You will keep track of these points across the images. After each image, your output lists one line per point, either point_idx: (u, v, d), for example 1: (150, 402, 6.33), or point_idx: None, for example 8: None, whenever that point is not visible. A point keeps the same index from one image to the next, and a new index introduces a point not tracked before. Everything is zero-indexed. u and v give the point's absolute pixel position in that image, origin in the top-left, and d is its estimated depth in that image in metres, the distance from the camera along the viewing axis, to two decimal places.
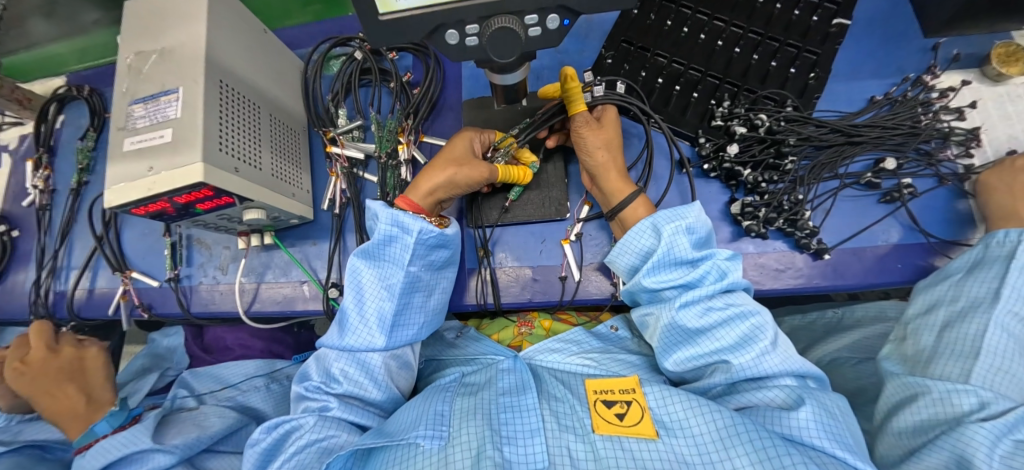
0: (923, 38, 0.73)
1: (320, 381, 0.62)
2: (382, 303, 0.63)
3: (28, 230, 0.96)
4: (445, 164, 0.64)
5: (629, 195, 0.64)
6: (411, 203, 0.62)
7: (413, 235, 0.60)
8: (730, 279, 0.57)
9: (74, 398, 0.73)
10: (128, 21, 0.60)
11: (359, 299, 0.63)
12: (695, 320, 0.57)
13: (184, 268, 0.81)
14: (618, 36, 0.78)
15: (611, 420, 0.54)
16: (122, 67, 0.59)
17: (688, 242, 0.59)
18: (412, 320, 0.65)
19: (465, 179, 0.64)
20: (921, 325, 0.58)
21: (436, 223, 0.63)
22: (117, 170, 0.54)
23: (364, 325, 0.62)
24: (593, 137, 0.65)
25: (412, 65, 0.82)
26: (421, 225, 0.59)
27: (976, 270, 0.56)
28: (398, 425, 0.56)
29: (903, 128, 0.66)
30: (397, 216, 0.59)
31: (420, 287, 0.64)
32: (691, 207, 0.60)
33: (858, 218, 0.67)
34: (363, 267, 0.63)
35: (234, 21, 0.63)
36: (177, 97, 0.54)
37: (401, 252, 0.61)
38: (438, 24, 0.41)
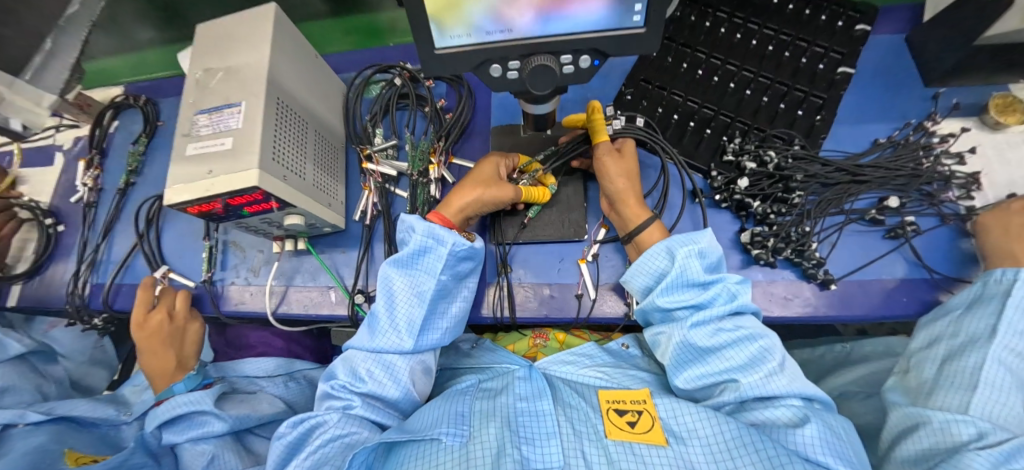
0: (924, 88, 0.78)
1: (345, 381, 0.64)
2: (412, 309, 0.66)
3: (72, 225, 1.02)
4: (473, 183, 0.68)
5: (644, 221, 0.68)
6: (444, 217, 0.68)
7: (446, 247, 0.65)
8: (740, 301, 0.60)
9: (168, 362, 0.77)
10: (199, 42, 0.67)
11: (391, 304, 0.66)
12: (706, 339, 0.59)
13: (218, 271, 0.85)
14: (639, 75, 0.84)
15: (623, 427, 0.57)
16: (190, 81, 0.65)
17: (700, 265, 0.62)
18: (437, 325, 0.69)
19: (492, 198, 0.68)
20: (923, 358, 0.60)
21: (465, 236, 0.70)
22: (178, 172, 0.60)
23: (394, 329, 0.66)
24: (616, 166, 0.69)
25: (446, 92, 0.89)
26: (454, 238, 0.65)
27: (976, 305, 0.58)
28: (419, 423, 0.59)
29: (905, 169, 0.69)
30: (432, 229, 0.65)
31: (444, 294, 0.69)
32: (704, 233, 0.64)
33: (864, 253, 0.70)
34: (394, 275, 0.67)
35: (293, 46, 0.70)
36: (239, 110, 0.60)
37: (436, 261, 0.66)
38: (485, 59, 0.47)
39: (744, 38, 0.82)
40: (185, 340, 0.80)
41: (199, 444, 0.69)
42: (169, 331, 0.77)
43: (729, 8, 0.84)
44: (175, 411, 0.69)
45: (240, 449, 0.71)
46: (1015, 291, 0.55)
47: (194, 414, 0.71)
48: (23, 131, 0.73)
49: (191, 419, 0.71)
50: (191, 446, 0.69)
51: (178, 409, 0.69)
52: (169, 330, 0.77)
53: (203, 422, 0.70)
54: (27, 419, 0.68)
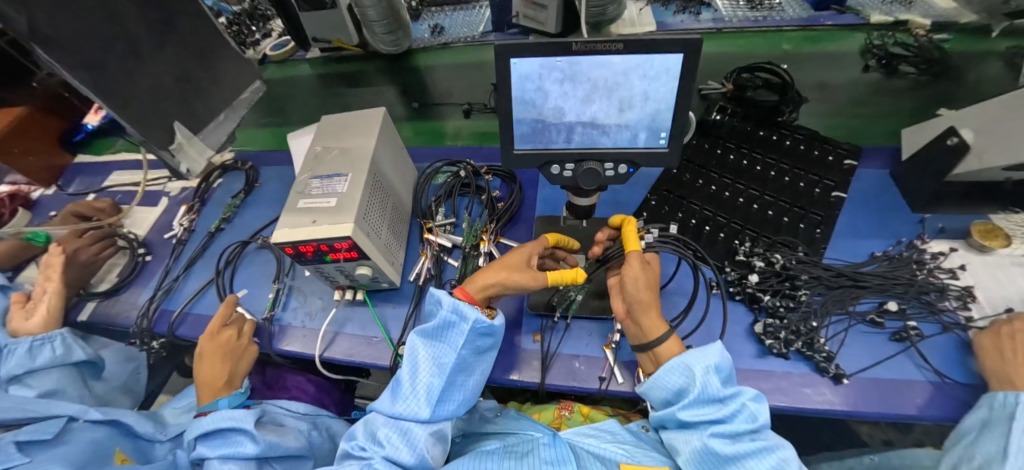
0: (912, 212, 0.90)
1: (366, 443, 0.70)
2: (431, 379, 0.72)
3: (157, 256, 1.18)
4: (499, 269, 0.76)
5: (661, 334, 0.71)
6: (468, 295, 0.75)
7: (468, 322, 0.70)
8: (761, 422, 0.62)
9: (219, 378, 0.85)
10: (322, 128, 0.89)
11: (414, 372, 0.72)
12: (726, 448, 0.62)
13: (278, 312, 0.95)
14: (661, 186, 1.01)
15: None
16: (310, 155, 0.84)
17: (718, 381, 0.65)
18: (453, 396, 0.73)
19: (515, 284, 0.75)
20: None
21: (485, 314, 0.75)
22: (287, 219, 0.75)
23: (414, 396, 0.71)
24: (636, 279, 0.73)
25: (500, 185, 1.07)
26: (475, 314, 0.70)
27: (986, 429, 0.60)
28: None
29: (901, 279, 0.78)
30: (456, 304, 0.71)
31: (464, 368, 0.73)
32: (716, 347, 0.68)
33: (872, 352, 0.74)
34: (420, 346, 0.74)
35: (390, 138, 0.91)
36: (346, 179, 0.77)
37: (458, 336, 0.72)
38: (548, 161, 0.65)
39: (750, 163, 0.99)
40: (241, 357, 0.88)
41: (225, 464, 0.70)
42: (231, 345, 0.87)
43: (736, 141, 1.03)
44: (215, 425, 0.73)
45: None
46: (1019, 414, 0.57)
47: (230, 431, 0.75)
48: (186, 173, 1.08)
49: (226, 437, 0.75)
50: (219, 464, 0.71)
51: (220, 424, 0.73)
52: (232, 345, 0.87)
53: (234, 442, 0.73)
54: (89, 416, 0.80)
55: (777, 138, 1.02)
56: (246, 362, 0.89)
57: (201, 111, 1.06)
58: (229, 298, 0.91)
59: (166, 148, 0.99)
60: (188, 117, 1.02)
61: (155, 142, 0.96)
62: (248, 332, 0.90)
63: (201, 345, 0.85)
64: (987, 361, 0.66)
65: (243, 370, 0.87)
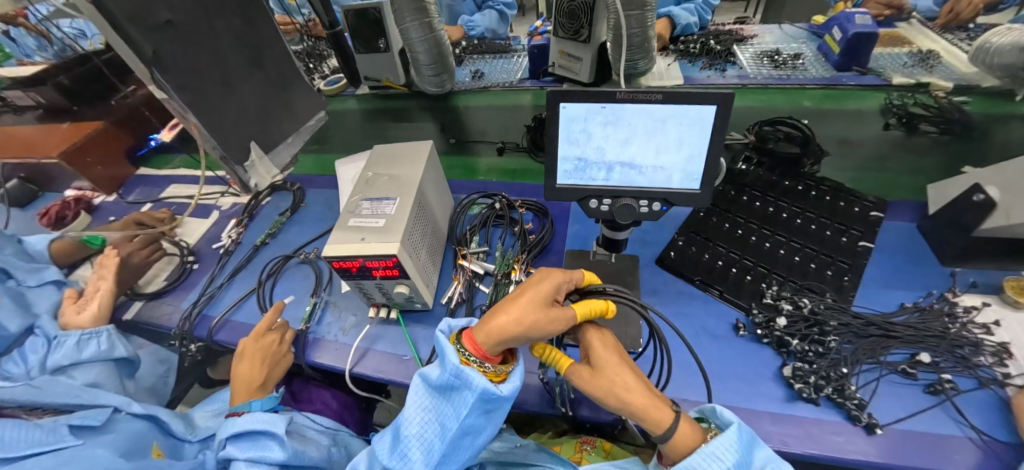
0: (941, 265, 0.90)
1: None
2: (430, 440, 0.63)
3: (204, 265, 1.25)
4: (528, 310, 0.59)
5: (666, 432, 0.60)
6: (479, 347, 0.58)
7: (473, 391, 0.57)
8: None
9: (255, 380, 0.90)
10: (375, 156, 0.97)
11: (411, 429, 0.63)
12: None
13: (315, 326, 1.00)
14: (688, 228, 1.05)
15: None
16: (363, 179, 0.92)
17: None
18: (457, 455, 0.65)
19: (541, 334, 0.59)
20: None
21: (495, 373, 0.60)
22: (338, 235, 0.82)
23: (410, 457, 0.63)
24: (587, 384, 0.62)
25: (532, 219, 1.13)
26: (482, 383, 0.57)
27: None
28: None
29: (933, 331, 0.78)
30: (460, 368, 0.57)
31: (470, 432, 0.62)
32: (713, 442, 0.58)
33: (906, 404, 0.72)
34: (420, 398, 0.63)
35: (435, 169, 0.99)
36: (394, 202, 0.84)
37: (461, 402, 0.59)
38: (585, 195, 0.70)
39: (775, 211, 1.02)
40: (279, 363, 0.94)
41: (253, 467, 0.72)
42: (273, 350, 0.92)
43: (762, 189, 1.07)
44: (252, 426, 0.75)
45: None
46: None
47: (260, 434, 0.76)
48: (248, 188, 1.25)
49: (256, 440, 0.76)
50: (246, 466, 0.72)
51: (254, 425, 0.75)
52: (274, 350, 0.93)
53: (264, 447, 0.75)
54: (131, 408, 0.84)
55: (803, 188, 1.05)
56: (281, 369, 0.93)
57: (273, 133, 1.27)
58: (276, 304, 0.97)
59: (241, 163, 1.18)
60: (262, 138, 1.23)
61: (235, 158, 1.15)
62: (288, 339, 0.95)
63: (244, 345, 0.91)
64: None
65: (277, 375, 0.92)
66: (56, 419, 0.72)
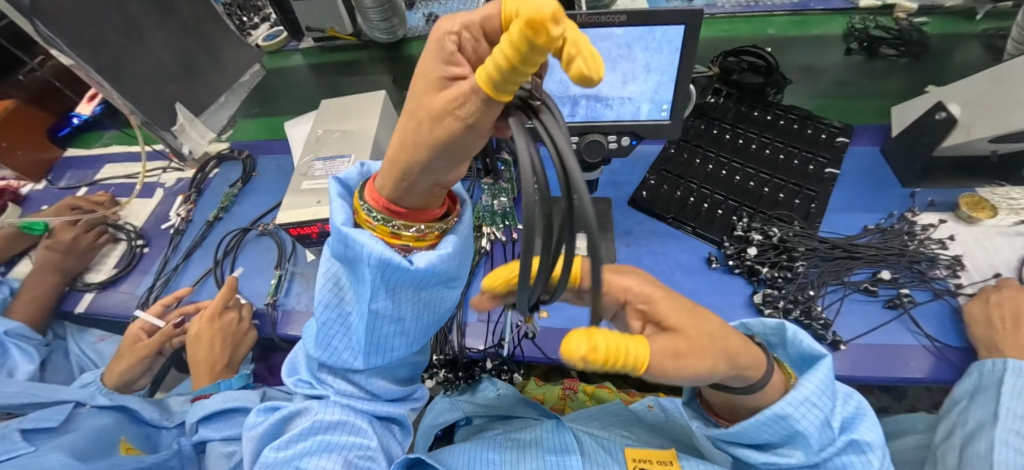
0: (902, 187, 0.93)
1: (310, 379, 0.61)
2: (356, 327, 0.52)
3: (155, 247, 1.16)
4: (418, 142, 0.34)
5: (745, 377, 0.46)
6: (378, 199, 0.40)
7: (365, 265, 0.40)
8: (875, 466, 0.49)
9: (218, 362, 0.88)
10: (323, 111, 0.89)
11: (333, 310, 0.52)
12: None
13: (281, 298, 0.95)
14: (660, 166, 1.02)
15: None
16: (312, 137, 0.84)
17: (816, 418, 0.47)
18: (394, 342, 0.53)
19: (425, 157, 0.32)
20: (946, 449, 0.62)
21: (411, 239, 0.41)
22: (291, 200, 0.75)
23: (343, 342, 0.55)
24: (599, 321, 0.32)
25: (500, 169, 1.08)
26: (373, 251, 0.38)
27: (977, 394, 0.62)
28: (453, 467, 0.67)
29: (893, 250, 0.81)
30: (345, 235, 0.40)
31: (396, 317, 0.48)
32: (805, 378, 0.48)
33: (869, 319, 0.76)
34: (334, 278, 0.50)
35: (391, 121, 0.91)
36: (349, 160, 0.78)
37: (364, 279, 0.43)
38: None
39: (745, 142, 1.01)
40: (241, 341, 0.92)
41: (229, 445, 0.71)
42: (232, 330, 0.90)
43: (732, 121, 1.05)
44: (224, 405, 0.72)
45: None
46: (1007, 379, 0.59)
47: (234, 413, 0.74)
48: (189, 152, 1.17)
49: (230, 418, 0.74)
50: (221, 445, 0.71)
51: (226, 404, 0.72)
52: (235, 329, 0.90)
53: (240, 423, 0.73)
54: (97, 401, 0.80)
55: (772, 117, 1.03)
56: (243, 348, 0.92)
57: (201, 92, 1.07)
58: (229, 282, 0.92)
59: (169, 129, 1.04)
60: (190, 100, 1.04)
61: (157, 123, 1.00)
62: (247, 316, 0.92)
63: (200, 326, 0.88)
64: (974, 327, 0.69)
65: (242, 354, 0.90)
66: (4, 426, 0.67)
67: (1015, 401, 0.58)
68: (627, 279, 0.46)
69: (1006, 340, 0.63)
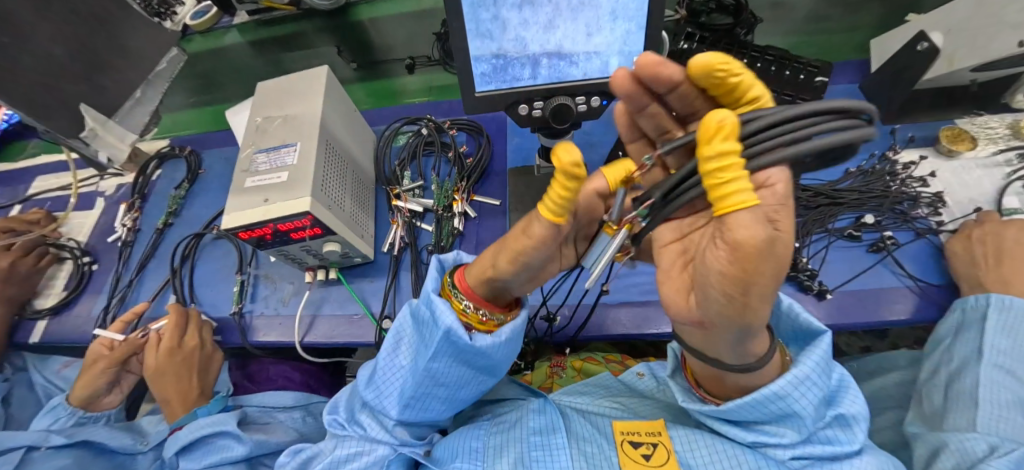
0: (882, 125, 0.90)
1: (343, 419, 0.69)
2: (403, 380, 0.62)
3: (106, 263, 1.06)
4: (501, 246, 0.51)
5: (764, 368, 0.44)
6: (467, 289, 0.54)
7: (440, 330, 0.51)
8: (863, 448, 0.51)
9: (191, 392, 0.84)
10: (260, 96, 0.79)
11: (391, 356, 0.63)
12: (816, 451, 0.51)
13: (247, 303, 0.89)
14: None
15: (638, 460, 0.59)
16: (250, 127, 0.75)
17: (813, 399, 0.46)
18: (433, 405, 0.63)
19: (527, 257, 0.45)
20: (929, 388, 0.63)
21: (478, 322, 0.54)
22: (235, 201, 0.68)
23: (384, 391, 0.64)
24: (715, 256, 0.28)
25: (467, 141, 1.00)
26: (449, 322, 0.51)
27: (961, 332, 0.62)
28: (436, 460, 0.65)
29: (875, 192, 0.78)
30: (432, 300, 0.53)
31: (448, 384, 0.59)
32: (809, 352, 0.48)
33: (852, 266, 0.75)
34: (407, 326, 0.63)
35: (338, 100, 0.82)
36: (294, 149, 0.70)
37: (430, 341, 0.55)
38: (514, 100, 0.60)
39: None
40: (208, 364, 0.87)
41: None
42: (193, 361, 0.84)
43: None
44: (194, 435, 0.70)
45: None
46: (990, 316, 0.59)
47: (213, 438, 0.72)
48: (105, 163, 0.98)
49: (208, 445, 0.72)
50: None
51: (202, 431, 0.70)
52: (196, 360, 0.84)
53: (221, 448, 0.71)
54: (52, 441, 0.74)
55: (748, 61, 0.98)
56: (213, 370, 0.88)
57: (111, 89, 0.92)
58: (179, 310, 0.83)
59: (76, 136, 0.87)
60: (96, 97, 0.88)
61: (60, 129, 0.84)
62: (209, 339, 0.86)
63: (160, 363, 0.81)
64: (957, 263, 0.68)
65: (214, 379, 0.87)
66: None
67: (999, 336, 0.59)
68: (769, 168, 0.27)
69: (989, 276, 0.63)
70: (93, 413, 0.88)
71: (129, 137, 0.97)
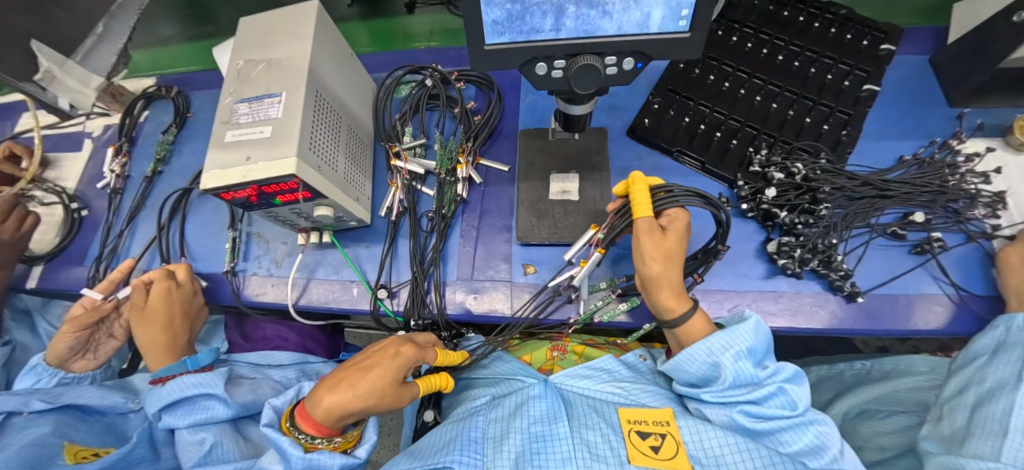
0: (948, 107, 0.79)
1: None
2: None
3: (97, 210, 0.99)
4: (368, 391, 0.55)
5: (686, 311, 0.61)
6: (313, 426, 0.56)
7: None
8: (802, 408, 0.56)
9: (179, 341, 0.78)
10: (243, 34, 0.69)
11: None
12: (761, 424, 0.55)
13: (240, 262, 0.85)
14: (666, 84, 0.84)
15: (648, 452, 0.59)
16: (232, 71, 0.67)
17: (750, 364, 0.57)
18: None
19: (385, 407, 0.57)
20: (954, 406, 0.58)
21: (341, 442, 0.59)
22: (214, 157, 0.61)
23: None
24: (651, 246, 0.59)
25: (475, 96, 0.91)
26: (338, 460, 0.55)
27: (1000, 352, 0.57)
28: (434, 446, 0.66)
29: (931, 186, 0.69)
30: (308, 460, 0.54)
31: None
32: (743, 326, 0.59)
33: (889, 266, 0.69)
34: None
35: (332, 43, 0.72)
36: (279, 100, 0.62)
37: None
38: (531, 57, 0.48)
39: (771, 53, 0.84)
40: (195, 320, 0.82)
41: (198, 432, 0.67)
42: (182, 308, 0.78)
43: (756, 24, 0.86)
44: (182, 393, 0.67)
45: (237, 438, 0.69)
46: None
47: (199, 397, 0.69)
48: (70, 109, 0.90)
49: (192, 404, 0.69)
50: (190, 434, 0.67)
51: (188, 391, 0.67)
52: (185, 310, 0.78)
53: (206, 407, 0.69)
54: (33, 406, 0.67)
55: (804, 19, 0.85)
56: (199, 325, 0.83)
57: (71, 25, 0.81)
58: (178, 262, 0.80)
59: (30, 80, 0.79)
60: (50, 34, 0.79)
61: (12, 72, 0.75)
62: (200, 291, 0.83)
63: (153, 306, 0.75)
64: (1009, 275, 0.62)
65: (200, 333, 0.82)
66: None
67: None
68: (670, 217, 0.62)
69: None
70: (73, 375, 0.81)
71: (94, 81, 0.89)
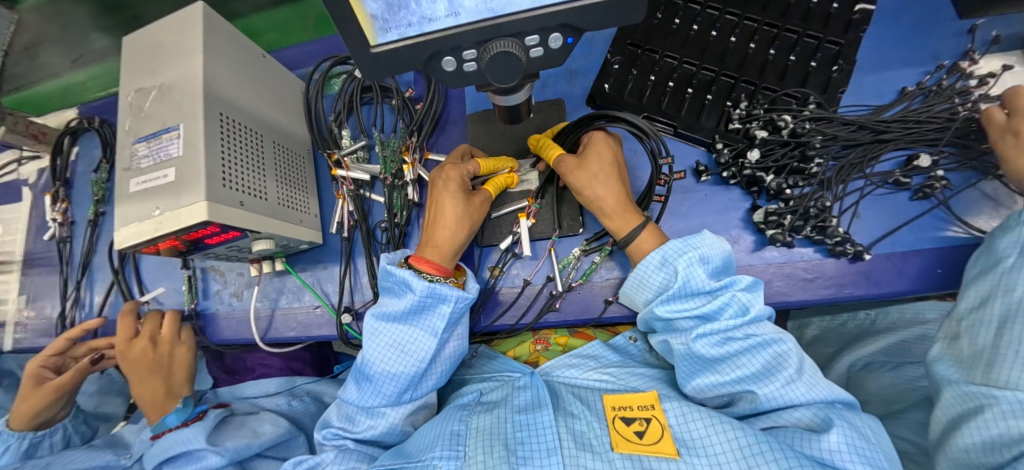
0: (958, 21, 0.67)
1: (338, 428, 0.63)
2: (407, 368, 0.59)
3: (50, 262, 0.94)
4: (461, 217, 0.61)
5: (634, 229, 0.59)
6: (437, 267, 0.59)
7: (449, 303, 0.57)
8: (753, 315, 0.51)
9: (156, 390, 0.73)
10: (129, 57, 0.60)
11: (383, 361, 0.59)
12: (713, 349, 0.51)
13: (202, 302, 0.80)
14: (625, 39, 0.72)
15: (631, 438, 0.53)
16: (124, 105, 0.59)
17: (705, 272, 0.54)
18: (435, 374, 0.63)
19: (473, 222, 0.62)
20: (976, 321, 0.49)
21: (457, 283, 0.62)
22: (125, 211, 0.55)
23: (389, 382, 0.59)
24: (582, 177, 0.59)
25: (414, 80, 0.80)
26: (457, 294, 0.57)
27: None
28: (416, 446, 0.59)
29: (937, 120, 0.60)
30: (432, 287, 0.57)
31: (448, 344, 0.62)
32: (703, 236, 0.56)
33: (889, 218, 0.62)
34: (386, 328, 0.60)
35: (232, 49, 0.62)
36: (178, 134, 0.54)
37: (437, 317, 0.58)
38: (433, 52, 0.39)
39: None
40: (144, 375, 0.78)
41: None
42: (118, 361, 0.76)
43: None
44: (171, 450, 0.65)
45: None
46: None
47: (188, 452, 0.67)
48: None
49: (187, 457, 0.67)
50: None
51: (172, 450, 0.66)
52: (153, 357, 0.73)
53: (199, 458, 0.65)
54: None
55: None
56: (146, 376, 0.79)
57: None
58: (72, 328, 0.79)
59: None
60: None
61: None
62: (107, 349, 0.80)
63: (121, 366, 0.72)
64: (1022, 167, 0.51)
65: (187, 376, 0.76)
66: None
67: None
68: (595, 141, 0.62)
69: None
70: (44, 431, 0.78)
71: None
